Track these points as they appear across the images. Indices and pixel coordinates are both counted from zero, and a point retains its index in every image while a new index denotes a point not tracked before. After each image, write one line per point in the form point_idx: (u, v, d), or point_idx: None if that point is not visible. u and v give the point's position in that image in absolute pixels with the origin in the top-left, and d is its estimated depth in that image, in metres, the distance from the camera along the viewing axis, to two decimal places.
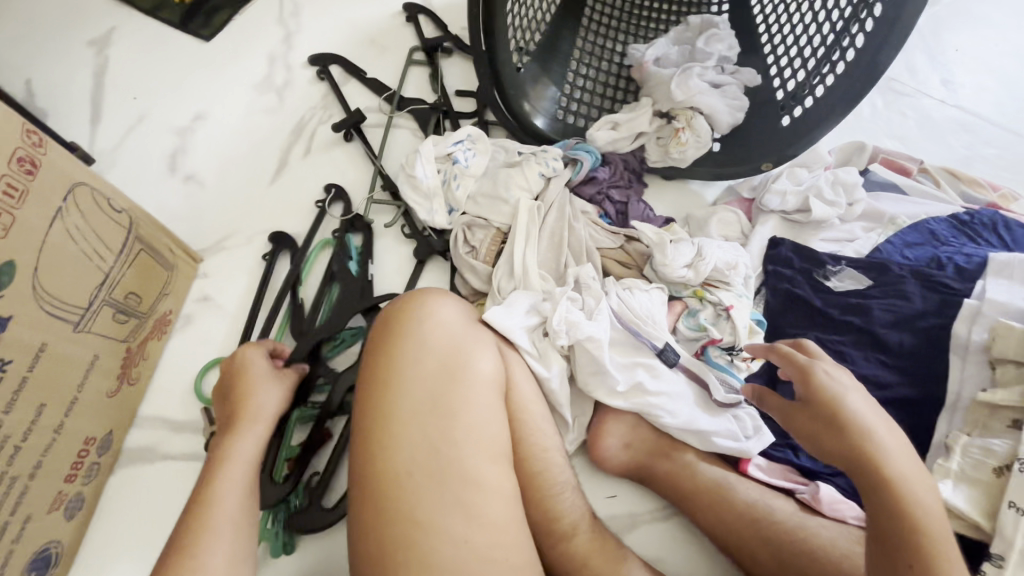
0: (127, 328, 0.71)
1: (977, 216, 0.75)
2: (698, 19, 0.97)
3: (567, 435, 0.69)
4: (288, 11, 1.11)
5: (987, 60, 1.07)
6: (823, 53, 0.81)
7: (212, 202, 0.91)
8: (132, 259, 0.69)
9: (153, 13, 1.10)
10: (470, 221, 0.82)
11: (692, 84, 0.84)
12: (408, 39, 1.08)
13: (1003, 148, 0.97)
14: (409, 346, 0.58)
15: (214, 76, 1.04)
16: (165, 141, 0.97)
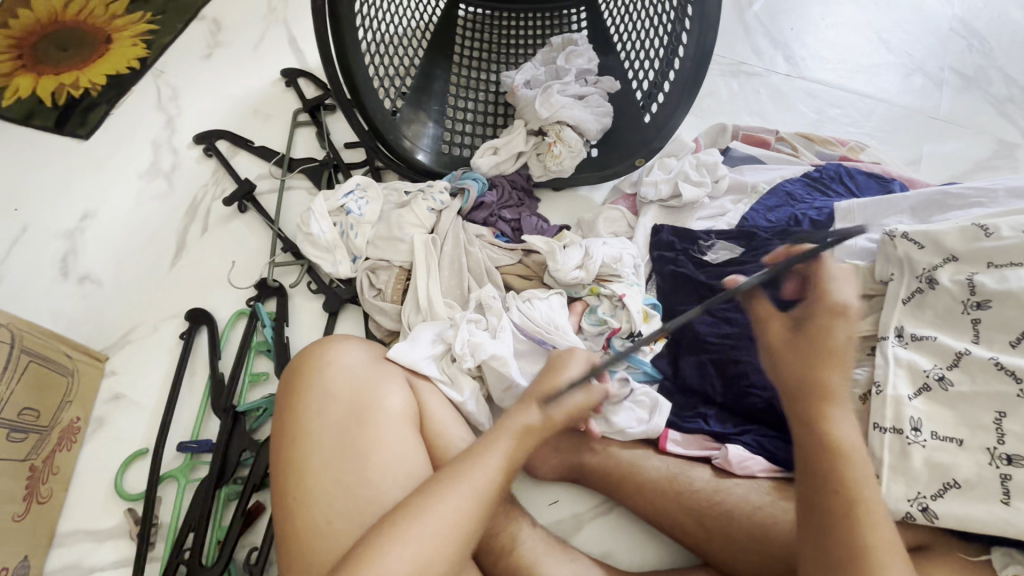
0: (27, 446, 0.68)
1: (825, 171, 0.83)
2: (559, 40, 1.04)
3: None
4: (166, 96, 1.13)
5: (820, 32, 1.19)
6: (664, 54, 0.89)
7: (112, 298, 0.90)
8: (20, 372, 0.67)
9: (25, 123, 1.09)
10: (373, 264, 0.84)
11: (554, 101, 0.90)
12: (291, 103, 1.11)
13: (847, 107, 1.08)
14: (311, 399, 0.59)
15: (97, 172, 1.03)
16: (53, 246, 0.95)
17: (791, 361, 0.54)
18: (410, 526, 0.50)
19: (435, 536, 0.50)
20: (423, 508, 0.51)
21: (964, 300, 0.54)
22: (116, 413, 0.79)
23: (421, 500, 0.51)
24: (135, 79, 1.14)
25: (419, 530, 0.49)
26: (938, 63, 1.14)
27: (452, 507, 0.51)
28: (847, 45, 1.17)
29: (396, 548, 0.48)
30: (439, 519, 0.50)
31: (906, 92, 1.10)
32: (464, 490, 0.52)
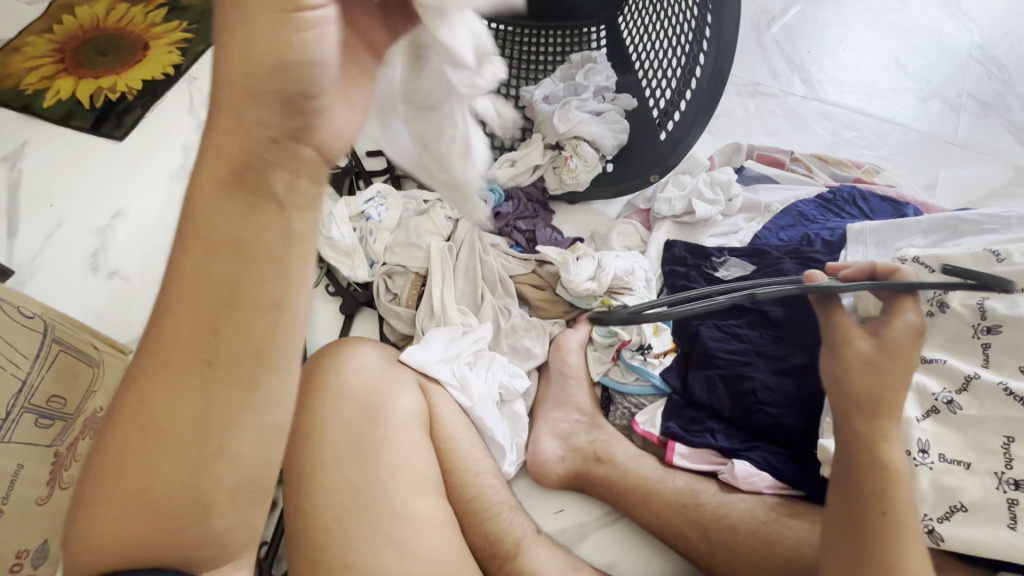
0: (52, 433, 0.70)
1: (839, 193, 0.84)
2: (579, 57, 1.06)
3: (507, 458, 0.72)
4: (198, 101, 1.17)
5: (837, 55, 1.20)
6: (682, 72, 0.89)
7: (138, 294, 0.93)
8: (50, 361, 0.70)
9: (64, 123, 1.13)
10: (390, 269, 0.86)
11: (572, 116, 0.91)
12: None
13: (863, 130, 1.09)
14: (326, 397, 0.60)
15: (129, 171, 1.08)
16: (85, 242, 0.99)
17: (868, 375, 0.52)
18: (144, 423, 0.36)
19: (154, 418, 0.36)
20: (138, 381, 0.37)
21: (975, 324, 0.54)
22: None
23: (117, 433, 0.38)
24: (169, 85, 1.19)
25: (142, 409, 0.37)
26: (956, 89, 1.14)
27: (168, 371, 0.36)
28: (864, 69, 1.18)
29: (127, 436, 0.37)
30: (165, 366, 0.36)
31: (924, 117, 1.10)
32: (179, 354, 0.35)
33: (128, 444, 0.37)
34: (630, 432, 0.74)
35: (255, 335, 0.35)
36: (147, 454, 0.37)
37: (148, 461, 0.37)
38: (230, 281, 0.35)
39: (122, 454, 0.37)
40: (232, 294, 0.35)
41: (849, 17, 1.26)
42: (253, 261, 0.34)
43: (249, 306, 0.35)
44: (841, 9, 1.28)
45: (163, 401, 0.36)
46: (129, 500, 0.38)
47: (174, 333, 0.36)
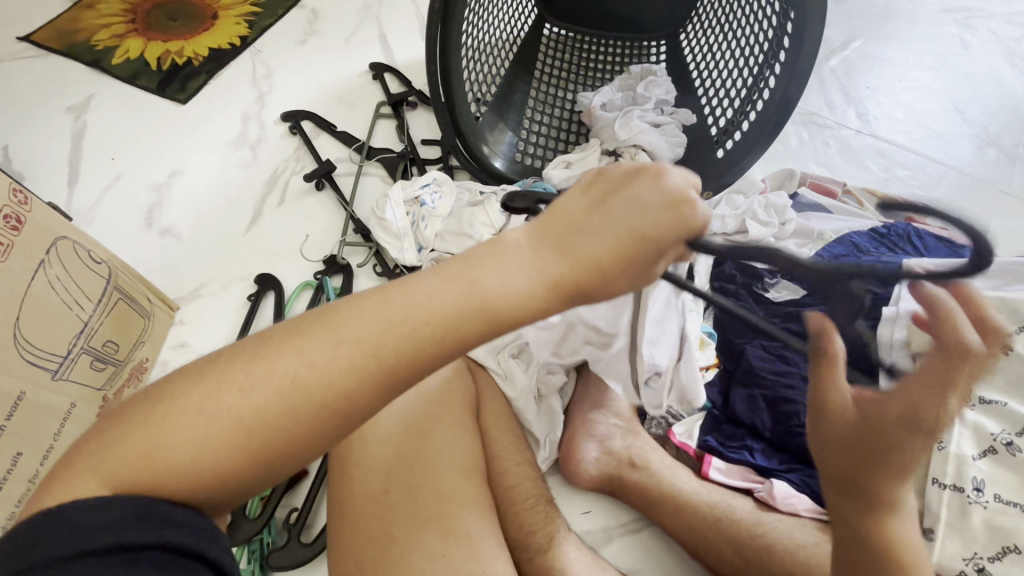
0: (104, 376, 0.71)
1: (893, 229, 0.84)
2: (638, 68, 1.07)
3: (540, 453, 0.73)
4: (261, 73, 1.19)
5: (894, 94, 1.21)
6: (745, 95, 0.90)
7: (189, 253, 0.94)
8: (110, 307, 0.71)
9: (130, 81, 1.16)
10: (438, 256, 0.87)
11: (633, 125, 0.94)
12: (374, 95, 1.16)
13: (915, 170, 1.09)
14: None
15: (190, 135, 1.10)
16: (142, 197, 1.01)
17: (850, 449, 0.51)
18: (251, 371, 0.38)
19: (333, 371, 0.38)
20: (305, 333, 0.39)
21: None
22: (181, 360, 0.83)
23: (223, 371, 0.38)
24: (234, 55, 1.21)
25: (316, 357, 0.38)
26: (1012, 139, 1.13)
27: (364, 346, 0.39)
28: (921, 110, 1.18)
29: (298, 371, 0.38)
30: (360, 320, 0.40)
31: (977, 164, 1.10)
32: (382, 336, 0.39)
33: (298, 373, 0.38)
34: (664, 442, 0.74)
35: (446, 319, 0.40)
36: (222, 399, 0.37)
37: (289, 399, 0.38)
38: (460, 314, 0.40)
39: (282, 373, 0.38)
40: (412, 337, 0.39)
41: (908, 59, 1.27)
42: (490, 310, 0.40)
43: (418, 339, 0.39)
44: (900, 49, 1.28)
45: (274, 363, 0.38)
46: (225, 419, 0.37)
47: (385, 320, 0.40)
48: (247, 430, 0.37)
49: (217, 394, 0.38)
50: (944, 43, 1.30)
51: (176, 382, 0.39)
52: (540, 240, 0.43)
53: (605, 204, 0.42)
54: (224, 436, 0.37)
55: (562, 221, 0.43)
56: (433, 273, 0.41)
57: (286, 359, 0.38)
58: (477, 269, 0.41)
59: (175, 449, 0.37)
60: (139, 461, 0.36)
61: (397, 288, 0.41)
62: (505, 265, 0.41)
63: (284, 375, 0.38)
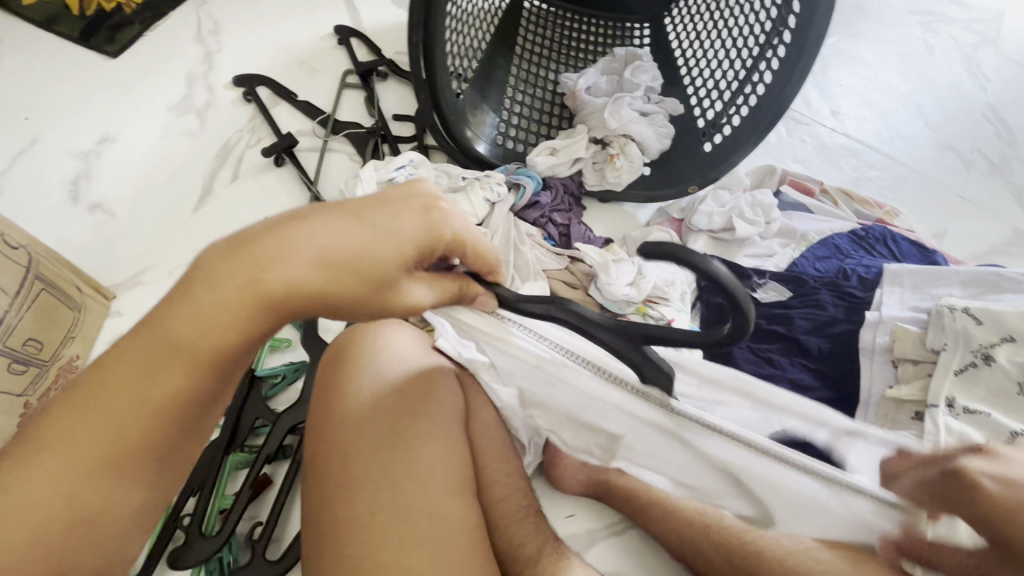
0: (25, 380, 0.61)
1: (872, 231, 0.84)
2: (623, 52, 1.02)
3: (526, 458, 0.70)
4: (207, 28, 1.05)
5: (864, 94, 1.23)
6: (736, 86, 0.89)
7: (125, 233, 0.83)
8: (31, 300, 0.61)
9: (46, 27, 1.00)
10: None
11: (623, 113, 0.90)
12: (339, 62, 1.05)
13: (883, 171, 1.12)
14: (364, 383, 0.58)
15: (124, 95, 0.96)
16: (65, 165, 0.87)
17: None
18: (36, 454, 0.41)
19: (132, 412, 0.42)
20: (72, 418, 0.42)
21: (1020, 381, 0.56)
22: None
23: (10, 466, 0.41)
24: (174, 5, 1.06)
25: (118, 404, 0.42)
26: (969, 144, 1.17)
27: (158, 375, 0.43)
28: (888, 111, 1.21)
29: (98, 433, 0.42)
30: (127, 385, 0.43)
31: (937, 167, 1.13)
32: (169, 370, 0.43)
33: (97, 428, 0.42)
34: None
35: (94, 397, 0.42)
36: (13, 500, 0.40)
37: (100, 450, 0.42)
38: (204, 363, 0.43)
39: (76, 443, 0.42)
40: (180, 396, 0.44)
41: (877, 60, 1.29)
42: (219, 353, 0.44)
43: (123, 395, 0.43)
44: (870, 49, 1.31)
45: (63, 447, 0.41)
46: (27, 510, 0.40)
47: (160, 356, 0.43)
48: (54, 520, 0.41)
49: (27, 485, 0.41)
50: (910, 45, 1.32)
51: None
52: (238, 246, 0.43)
53: (356, 217, 0.44)
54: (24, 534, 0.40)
55: (277, 228, 0.43)
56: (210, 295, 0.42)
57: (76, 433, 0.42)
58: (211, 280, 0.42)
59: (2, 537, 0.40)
60: None
61: (178, 298, 0.43)
62: (211, 299, 0.42)
63: (83, 445, 0.42)
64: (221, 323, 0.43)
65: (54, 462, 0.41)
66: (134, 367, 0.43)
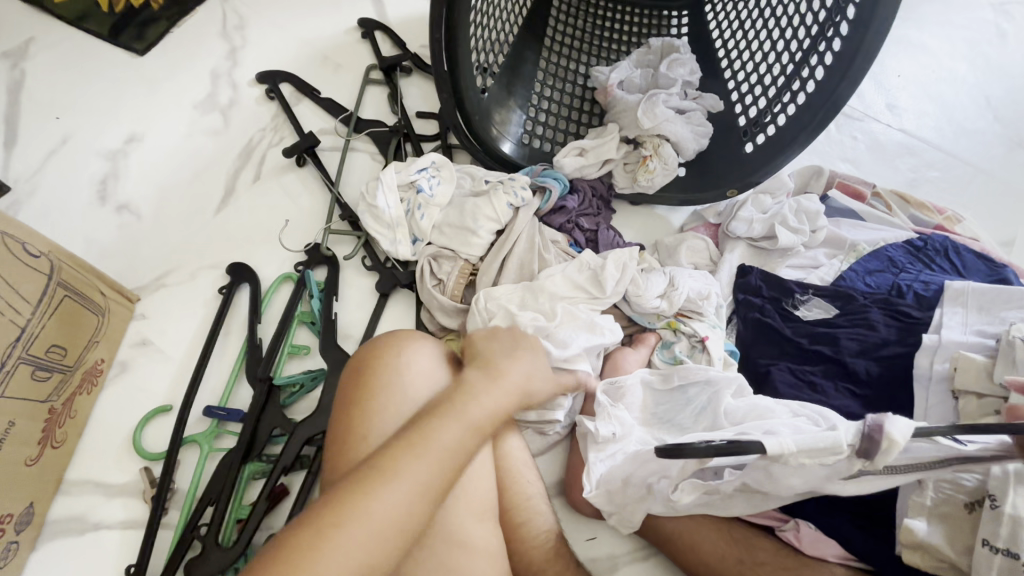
0: (49, 386, 0.62)
1: (931, 242, 0.77)
2: (659, 43, 0.96)
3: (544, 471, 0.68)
4: (232, 24, 1.04)
5: (924, 85, 1.12)
6: (782, 82, 0.82)
7: (149, 235, 0.83)
8: (53, 307, 0.61)
9: (77, 24, 1.00)
10: (436, 252, 0.78)
11: (658, 111, 0.84)
12: (364, 57, 1.03)
13: (944, 171, 1.02)
14: (387, 401, 0.54)
15: (151, 93, 0.96)
16: (94, 165, 0.88)
17: None
18: (364, 509, 0.41)
19: (393, 521, 0.42)
20: (385, 480, 0.43)
21: None
22: (143, 361, 0.74)
23: (337, 509, 0.41)
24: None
25: (379, 508, 0.42)
26: None
27: (422, 484, 0.43)
28: (952, 104, 1.10)
29: (366, 546, 0.40)
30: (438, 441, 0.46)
31: (1006, 167, 1.03)
32: (428, 477, 0.44)
33: (366, 539, 0.41)
34: None
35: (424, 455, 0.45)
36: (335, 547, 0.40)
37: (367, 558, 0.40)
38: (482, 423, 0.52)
39: (341, 556, 0.40)
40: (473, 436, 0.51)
41: (942, 46, 1.18)
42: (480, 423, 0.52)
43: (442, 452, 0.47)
44: (933, 35, 1.19)
45: (391, 496, 0.42)
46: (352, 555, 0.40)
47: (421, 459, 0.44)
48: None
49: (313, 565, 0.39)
50: (979, 30, 1.20)
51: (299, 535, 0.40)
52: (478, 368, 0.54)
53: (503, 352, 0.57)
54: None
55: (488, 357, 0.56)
56: (449, 419, 0.48)
57: (398, 487, 0.43)
58: (451, 403, 0.49)
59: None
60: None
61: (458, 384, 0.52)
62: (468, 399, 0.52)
63: (352, 554, 0.40)
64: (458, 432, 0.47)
65: (326, 574, 0.39)
66: (406, 469, 0.43)
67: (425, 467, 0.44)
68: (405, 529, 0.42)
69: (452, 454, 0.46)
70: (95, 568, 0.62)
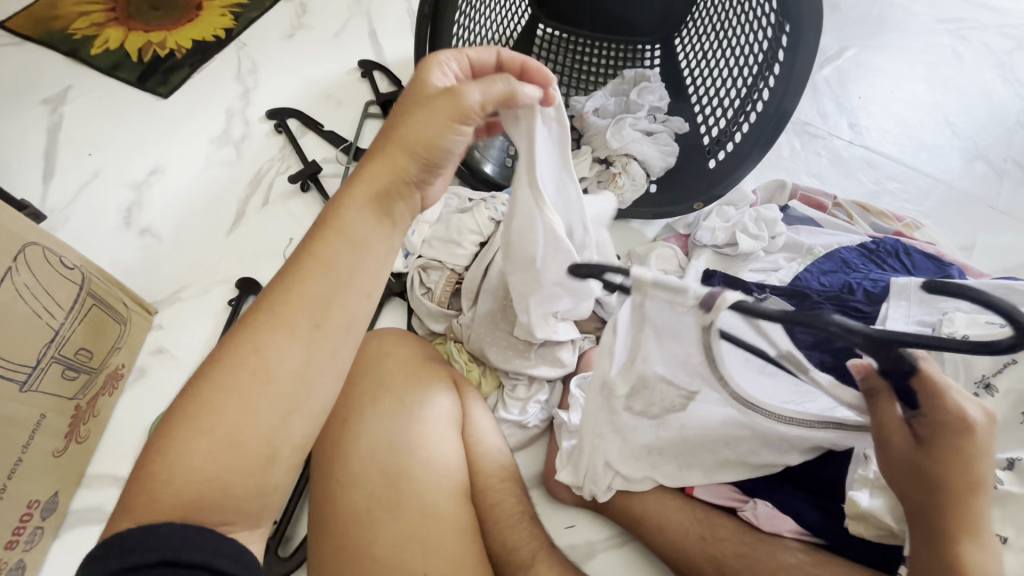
0: (76, 385, 0.69)
1: (882, 245, 0.83)
2: (632, 73, 1.05)
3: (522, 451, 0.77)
4: (246, 68, 1.16)
5: (884, 104, 1.20)
6: (739, 104, 0.90)
7: (168, 254, 0.92)
8: (82, 314, 0.69)
9: (110, 73, 1.13)
10: (424, 263, 0.84)
11: (625, 133, 0.93)
12: (363, 94, 1.13)
13: (905, 182, 1.09)
14: (364, 388, 0.61)
15: (173, 131, 1.07)
16: (121, 195, 0.98)
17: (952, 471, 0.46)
18: (249, 367, 0.42)
19: (270, 375, 0.42)
20: (262, 338, 0.43)
21: (972, 379, 0.57)
22: (159, 366, 0.81)
23: (218, 371, 0.42)
24: (218, 48, 1.17)
25: (262, 362, 0.42)
26: (1002, 153, 1.13)
27: (295, 336, 0.43)
28: (910, 121, 1.18)
29: (254, 393, 0.41)
30: (315, 284, 0.44)
31: (964, 178, 1.09)
32: (305, 324, 0.43)
33: (238, 402, 0.41)
34: None
35: (304, 307, 0.44)
36: (219, 408, 0.41)
37: (254, 402, 0.41)
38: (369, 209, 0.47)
39: (227, 403, 0.41)
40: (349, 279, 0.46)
41: (901, 69, 1.26)
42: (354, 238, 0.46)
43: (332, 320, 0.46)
44: (893, 59, 1.28)
45: (269, 351, 0.42)
46: (234, 419, 0.41)
47: (299, 300, 0.44)
48: (248, 436, 0.41)
49: (197, 432, 0.40)
50: (936, 53, 1.29)
51: (180, 406, 0.41)
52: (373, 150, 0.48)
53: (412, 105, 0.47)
54: (235, 453, 0.40)
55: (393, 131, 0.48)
56: (331, 245, 0.46)
57: (279, 341, 0.43)
58: (337, 219, 0.46)
59: (217, 441, 0.40)
60: (182, 485, 0.39)
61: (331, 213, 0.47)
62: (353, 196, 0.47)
63: (234, 413, 0.41)
64: (343, 256, 0.45)
65: (199, 445, 0.40)
66: (285, 313, 0.43)
67: (301, 308, 0.43)
68: (288, 373, 0.42)
69: (334, 281, 0.45)
70: None
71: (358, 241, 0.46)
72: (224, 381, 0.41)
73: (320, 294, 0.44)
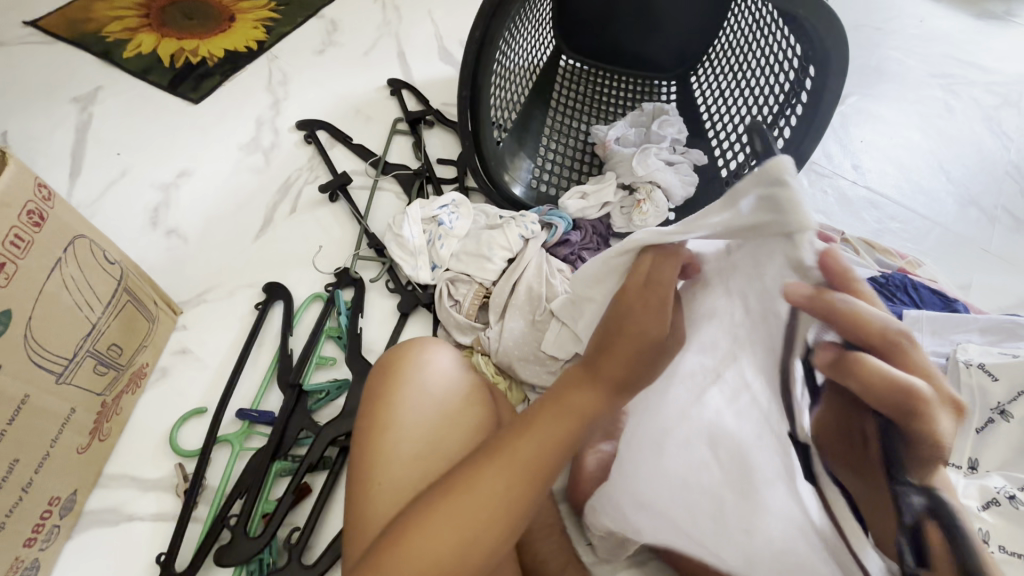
0: (105, 380, 0.69)
1: (891, 279, 0.87)
2: (651, 106, 1.09)
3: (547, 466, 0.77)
4: (277, 80, 1.18)
5: (884, 149, 1.27)
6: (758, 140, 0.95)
7: (193, 256, 0.92)
8: (118, 309, 0.69)
9: (141, 76, 1.14)
10: (453, 276, 0.86)
11: (650, 162, 0.97)
12: (392, 111, 1.17)
13: (905, 223, 1.15)
14: (407, 395, 0.60)
15: (201, 135, 1.08)
16: (148, 195, 0.98)
17: None
18: (471, 496, 0.48)
19: (486, 510, 0.48)
20: (488, 475, 0.49)
21: (990, 404, 0.61)
22: (182, 367, 0.80)
23: (445, 497, 0.48)
24: (250, 59, 1.20)
25: (482, 498, 0.48)
26: (993, 201, 1.20)
27: (511, 480, 0.49)
28: (908, 166, 1.25)
29: (466, 523, 0.47)
30: (536, 442, 0.50)
31: (959, 221, 1.16)
32: (519, 474, 0.49)
33: (450, 533, 0.47)
34: None
35: (532, 459, 0.50)
36: (437, 530, 0.47)
37: (459, 532, 0.47)
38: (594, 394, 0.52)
39: (463, 514, 0.48)
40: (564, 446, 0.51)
41: (898, 117, 1.34)
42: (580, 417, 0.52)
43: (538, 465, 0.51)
44: (891, 108, 1.36)
45: (490, 490, 0.48)
46: (444, 547, 0.47)
47: (534, 450, 0.50)
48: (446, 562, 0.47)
49: (412, 550, 0.47)
50: (930, 105, 1.37)
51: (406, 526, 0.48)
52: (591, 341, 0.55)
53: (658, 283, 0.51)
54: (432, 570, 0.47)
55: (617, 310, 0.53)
56: (578, 388, 0.52)
57: (496, 480, 0.49)
58: (568, 399, 0.52)
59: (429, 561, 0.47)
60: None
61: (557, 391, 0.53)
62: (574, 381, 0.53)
63: (444, 541, 0.47)
64: (593, 398, 0.52)
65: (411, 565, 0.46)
66: (511, 457, 0.50)
67: (520, 466, 0.49)
68: (498, 519, 0.49)
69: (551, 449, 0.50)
70: (125, 557, 0.66)
71: (582, 420, 0.52)
72: (445, 513, 0.48)
73: (538, 459, 0.50)
